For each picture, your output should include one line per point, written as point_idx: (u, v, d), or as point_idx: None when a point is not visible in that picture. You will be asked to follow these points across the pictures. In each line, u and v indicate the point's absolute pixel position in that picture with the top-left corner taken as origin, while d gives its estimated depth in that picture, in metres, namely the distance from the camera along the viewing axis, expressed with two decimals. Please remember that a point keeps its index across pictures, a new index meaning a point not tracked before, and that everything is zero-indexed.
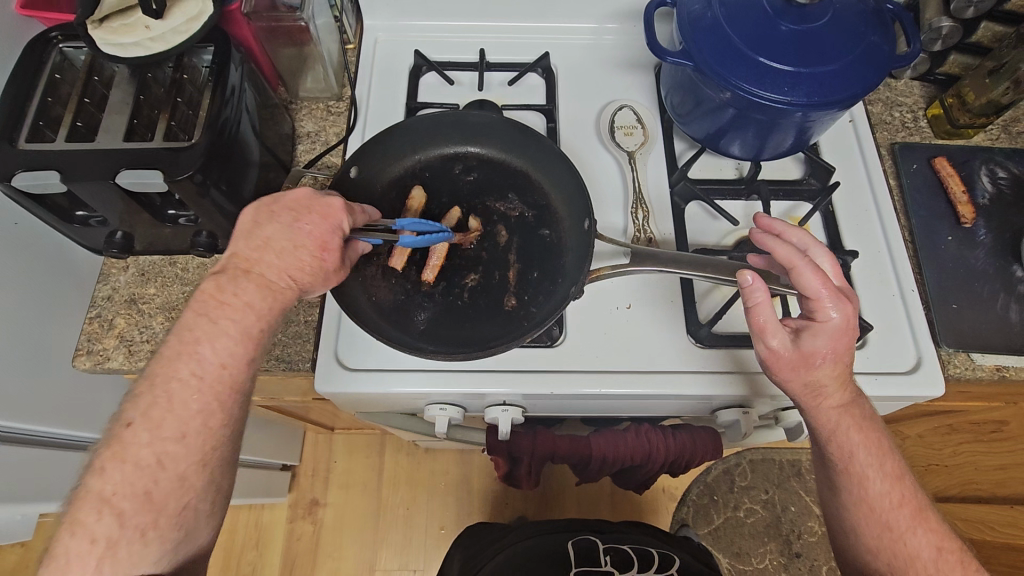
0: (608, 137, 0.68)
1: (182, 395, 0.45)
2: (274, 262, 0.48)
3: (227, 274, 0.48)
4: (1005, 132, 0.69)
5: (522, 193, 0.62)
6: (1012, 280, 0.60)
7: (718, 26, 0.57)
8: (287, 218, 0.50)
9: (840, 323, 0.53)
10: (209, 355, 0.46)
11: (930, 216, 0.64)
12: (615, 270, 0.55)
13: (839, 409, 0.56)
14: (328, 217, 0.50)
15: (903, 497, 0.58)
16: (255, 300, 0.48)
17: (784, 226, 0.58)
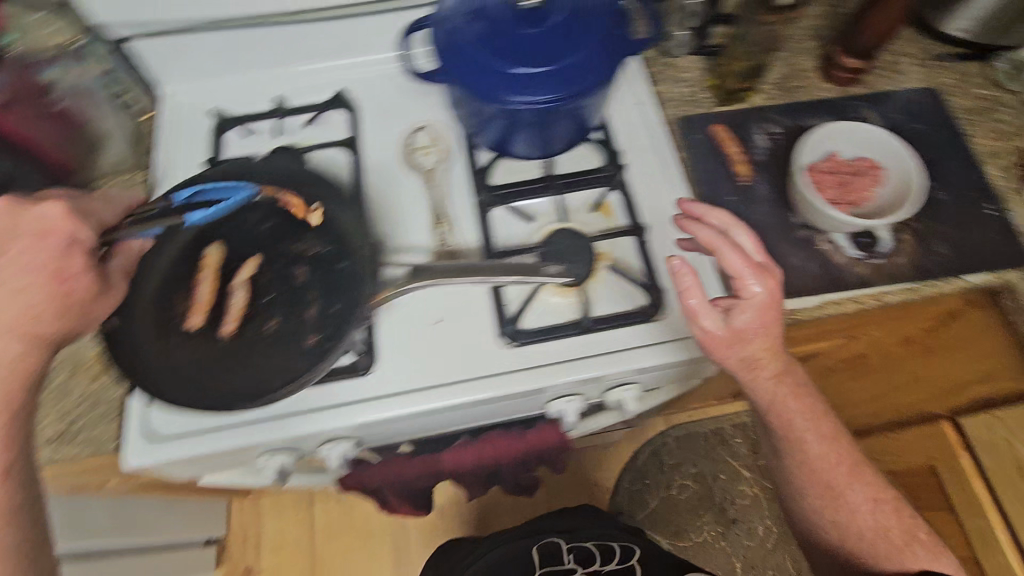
0: (408, 159, 0.70)
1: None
2: (4, 321, 0.46)
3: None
4: (780, 90, 0.74)
5: (319, 230, 0.63)
6: (791, 227, 0.63)
7: (468, 42, 0.60)
8: (6, 253, 0.48)
9: (764, 296, 0.54)
10: None
11: (715, 180, 0.67)
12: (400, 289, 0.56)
13: (774, 379, 0.58)
14: (51, 233, 0.49)
15: (843, 455, 0.62)
16: (19, 364, 0.46)
17: (704, 209, 0.61)
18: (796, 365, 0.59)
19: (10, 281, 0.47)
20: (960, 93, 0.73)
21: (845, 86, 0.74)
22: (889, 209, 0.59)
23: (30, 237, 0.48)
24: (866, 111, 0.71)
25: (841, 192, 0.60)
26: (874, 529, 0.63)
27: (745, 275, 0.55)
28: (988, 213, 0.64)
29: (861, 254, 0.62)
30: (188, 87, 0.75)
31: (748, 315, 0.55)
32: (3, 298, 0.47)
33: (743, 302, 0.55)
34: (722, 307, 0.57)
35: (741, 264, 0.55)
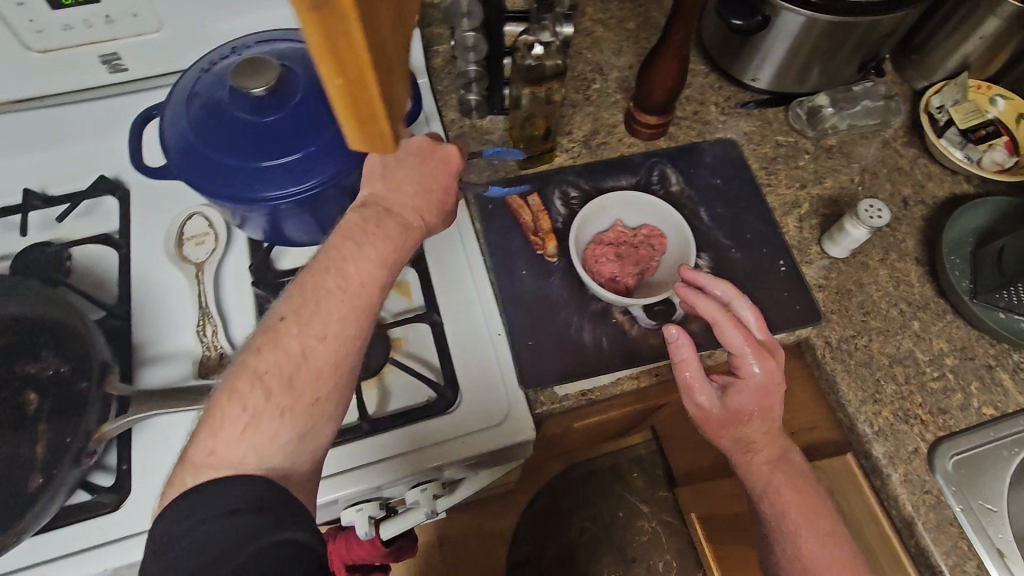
0: (176, 251, 0.63)
1: (326, 298, 0.43)
2: (407, 201, 0.49)
3: (370, 209, 0.47)
4: (586, 147, 0.72)
5: (58, 345, 0.55)
6: (585, 299, 0.61)
7: (207, 135, 0.53)
8: (415, 161, 0.50)
9: (763, 378, 0.53)
10: None
11: (509, 252, 0.64)
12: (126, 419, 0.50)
13: (768, 466, 0.55)
14: (446, 160, 0.51)
15: (835, 554, 0.52)
16: (393, 232, 0.47)
17: (706, 276, 0.57)
18: (791, 452, 0.57)
19: (414, 180, 0.50)
20: (760, 138, 0.75)
21: (650, 140, 0.73)
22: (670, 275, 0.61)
23: (410, 158, 0.50)
24: (665, 168, 0.70)
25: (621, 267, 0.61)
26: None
27: (746, 355, 0.53)
28: (781, 270, 0.64)
29: (654, 324, 0.60)
30: None
31: (746, 397, 0.54)
32: (400, 185, 0.49)
33: (742, 380, 0.55)
34: (719, 383, 0.56)
35: (744, 342, 0.54)
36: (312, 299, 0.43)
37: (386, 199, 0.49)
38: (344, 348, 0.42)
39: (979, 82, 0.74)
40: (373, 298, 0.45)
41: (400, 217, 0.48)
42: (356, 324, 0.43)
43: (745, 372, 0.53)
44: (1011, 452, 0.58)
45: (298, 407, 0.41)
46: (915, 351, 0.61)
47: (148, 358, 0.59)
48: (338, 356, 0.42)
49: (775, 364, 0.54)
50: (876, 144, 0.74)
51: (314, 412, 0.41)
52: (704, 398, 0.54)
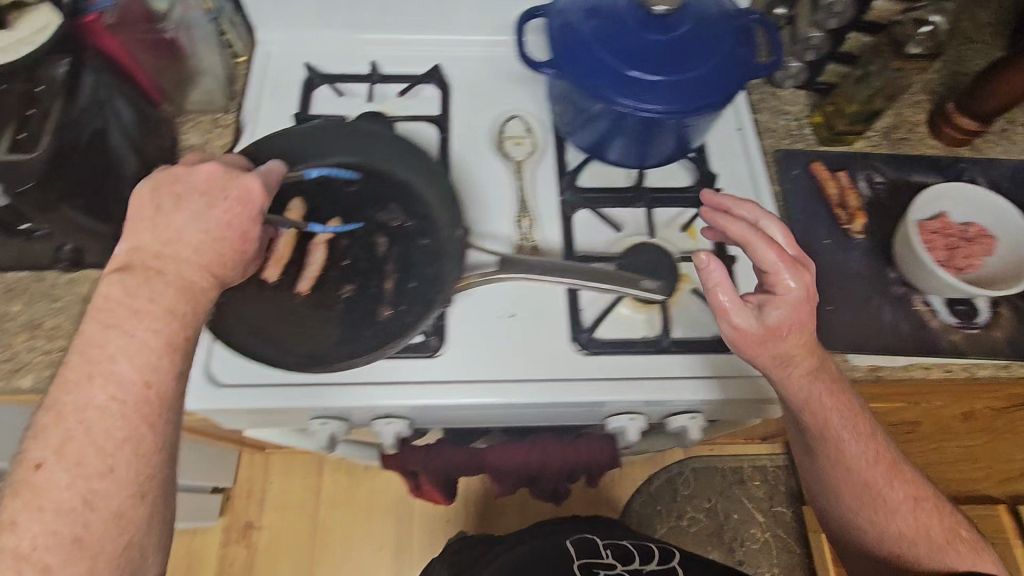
0: (498, 147, 0.69)
1: (91, 425, 0.40)
2: (188, 257, 0.46)
3: (135, 275, 0.45)
4: (885, 139, 0.71)
5: (404, 203, 0.62)
6: (886, 282, 0.61)
7: (590, 39, 0.58)
8: (198, 204, 0.48)
9: (797, 294, 0.51)
10: (85, 397, 0.41)
11: (811, 220, 0.65)
12: (483, 278, 0.55)
13: (808, 377, 0.54)
14: (246, 200, 0.49)
15: (879, 455, 0.57)
16: (174, 303, 0.45)
17: (732, 199, 0.57)
18: (825, 359, 0.55)
19: (195, 229, 0.47)
20: None
21: (952, 145, 0.71)
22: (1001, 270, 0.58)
23: (195, 198, 0.48)
24: (971, 174, 0.69)
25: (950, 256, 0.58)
26: (913, 528, 0.58)
27: (778, 270, 0.51)
28: None
29: (956, 321, 0.60)
30: (284, 37, 0.74)
31: (781, 311, 0.51)
32: (180, 243, 0.46)
33: (774, 297, 0.52)
34: (753, 303, 0.53)
35: (777, 259, 0.52)
36: (69, 429, 0.40)
37: (153, 254, 0.46)
38: (135, 470, 0.41)
39: None
40: (164, 392, 0.43)
41: (178, 278, 0.45)
42: (142, 435, 0.41)
43: (779, 287, 0.51)
44: None
45: (99, 562, 0.39)
46: None
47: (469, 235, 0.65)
48: (136, 474, 0.41)
49: (809, 279, 0.53)
50: None
51: (114, 555, 0.40)
52: (741, 320, 0.51)
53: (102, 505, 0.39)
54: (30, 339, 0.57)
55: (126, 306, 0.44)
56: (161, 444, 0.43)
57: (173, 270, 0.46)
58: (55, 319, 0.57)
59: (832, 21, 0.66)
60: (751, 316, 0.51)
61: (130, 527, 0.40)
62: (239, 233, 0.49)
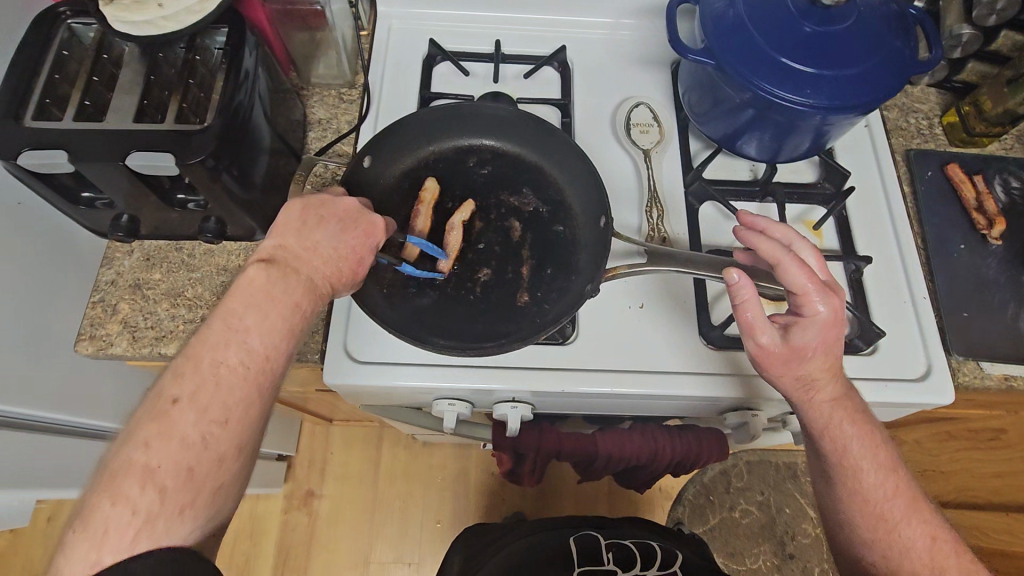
0: (625, 134, 0.68)
1: (222, 380, 0.42)
2: (319, 270, 0.48)
3: (276, 268, 0.46)
4: (1020, 142, 0.69)
5: (537, 188, 0.61)
6: (1023, 290, 0.60)
7: (739, 26, 0.57)
8: (334, 228, 0.49)
9: (828, 317, 0.52)
10: (259, 342, 0.44)
11: (945, 222, 0.64)
12: (632, 270, 0.54)
13: (831, 406, 0.54)
14: (370, 234, 0.51)
15: (898, 488, 0.56)
16: (303, 301, 0.46)
17: (766, 221, 0.56)
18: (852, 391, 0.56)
19: (330, 246, 0.48)
20: None
21: None
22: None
23: (331, 222, 0.49)
24: None
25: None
26: (930, 569, 0.54)
27: (809, 294, 0.52)
28: None
29: None
30: (405, 14, 0.73)
31: (812, 335, 0.52)
32: (316, 254, 0.48)
33: (804, 320, 0.53)
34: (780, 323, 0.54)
35: (808, 282, 0.52)
36: (203, 378, 0.42)
37: (294, 256, 0.48)
38: (248, 427, 0.42)
39: None
40: (278, 369, 0.45)
41: (308, 280, 0.47)
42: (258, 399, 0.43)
43: (810, 310, 0.52)
44: None
45: (197, 503, 0.39)
46: None
47: None
48: (249, 429, 0.42)
49: (838, 303, 0.52)
50: None
51: (211, 504, 0.40)
52: (767, 338, 0.52)
53: (215, 450, 0.40)
54: (170, 307, 0.57)
55: (264, 293, 0.45)
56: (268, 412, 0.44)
57: (306, 274, 0.47)
58: (195, 288, 0.58)
59: (992, 19, 0.63)
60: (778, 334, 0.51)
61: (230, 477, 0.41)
62: (359, 257, 0.50)
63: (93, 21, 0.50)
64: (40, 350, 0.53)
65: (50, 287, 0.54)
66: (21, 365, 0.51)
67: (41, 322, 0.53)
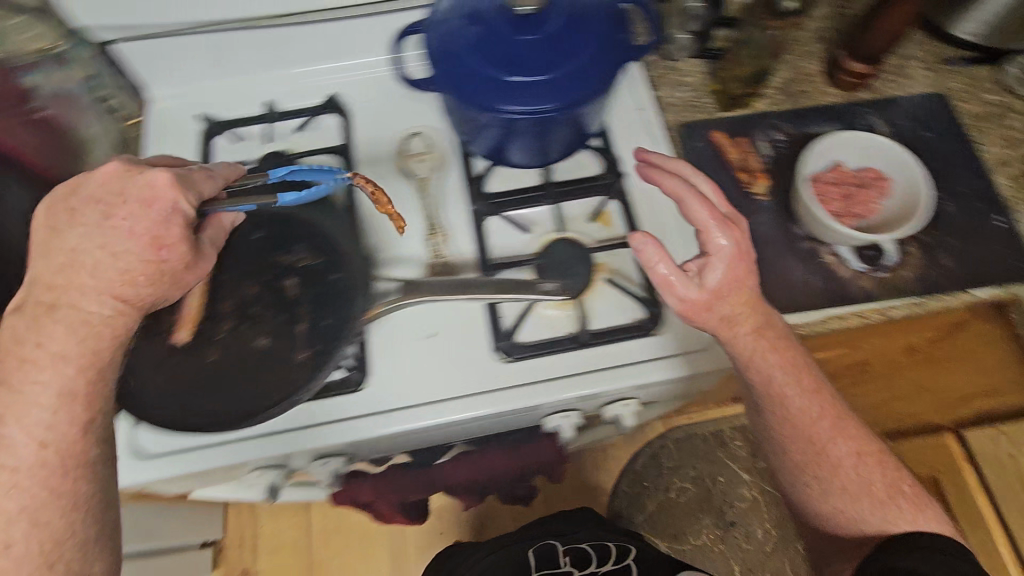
0: (403, 166, 0.68)
1: (7, 494, 0.37)
2: (89, 284, 0.43)
3: (25, 316, 0.42)
4: (785, 94, 0.72)
5: (308, 241, 0.61)
6: (794, 239, 0.62)
7: (456, 52, 0.58)
8: (96, 216, 0.45)
9: (732, 247, 0.52)
10: (18, 435, 0.38)
11: (714, 192, 0.65)
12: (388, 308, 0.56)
13: (751, 336, 0.53)
14: (153, 200, 0.46)
15: (823, 410, 0.55)
16: (68, 347, 0.41)
17: (666, 159, 0.59)
18: (776, 317, 0.56)
19: (76, 245, 0.44)
20: (967, 95, 0.72)
21: (850, 91, 0.72)
22: (902, 207, 0.58)
23: (86, 213, 0.45)
24: (871, 117, 0.69)
25: (846, 205, 0.59)
26: (857, 484, 0.55)
27: (710, 229, 0.52)
28: (997, 224, 0.63)
29: (865, 266, 0.60)
30: (175, 91, 0.73)
31: (721, 273, 0.52)
32: (78, 266, 0.43)
33: (711, 258, 0.52)
34: (691, 269, 0.53)
35: (708, 215, 0.53)
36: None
37: (52, 286, 0.43)
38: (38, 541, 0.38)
39: None
40: (80, 450, 0.40)
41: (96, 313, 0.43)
42: (50, 500, 0.38)
43: (712, 245, 0.52)
44: None
45: None
46: None
47: (381, 260, 0.64)
48: (33, 549, 0.37)
49: (741, 236, 0.53)
50: None
51: None
52: (685, 291, 0.52)
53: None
54: None
55: (16, 356, 0.40)
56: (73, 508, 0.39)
57: (68, 302, 0.43)
58: None
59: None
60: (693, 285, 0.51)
61: None
62: (151, 236, 0.45)
63: None
64: None
65: None
66: None
67: None
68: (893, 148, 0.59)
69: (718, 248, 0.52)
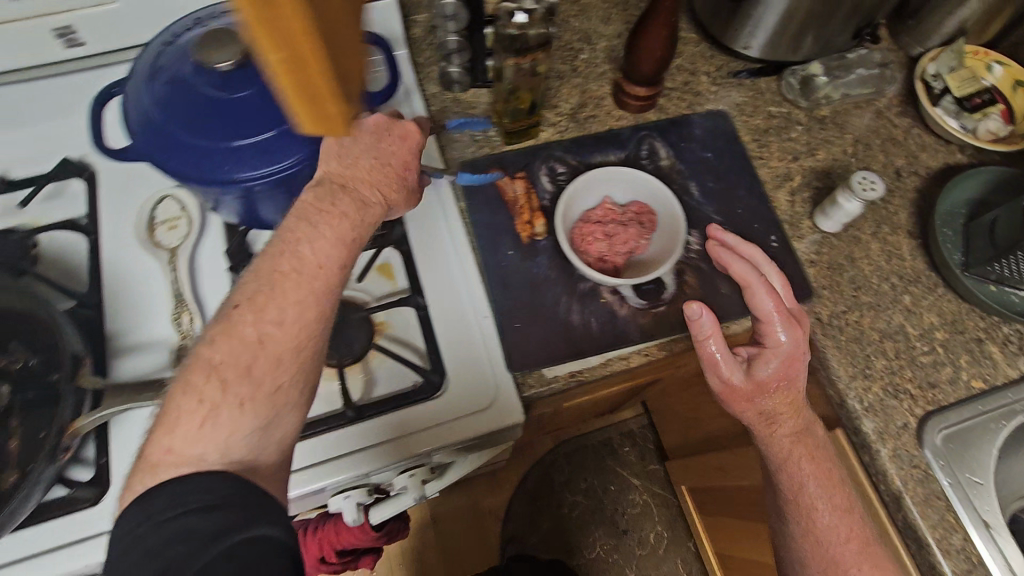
0: (148, 237, 0.61)
1: (283, 283, 0.43)
2: (362, 177, 0.50)
3: (325, 186, 0.48)
4: (574, 120, 0.70)
5: (27, 338, 0.53)
6: (574, 278, 0.59)
7: (158, 108, 0.50)
8: (394, 138, 0.52)
9: (789, 348, 0.53)
10: (308, 252, 0.45)
11: (491, 233, 0.62)
12: (96, 416, 0.49)
13: (792, 438, 0.53)
14: (407, 137, 0.53)
15: (852, 529, 0.53)
16: (350, 210, 0.48)
17: (736, 238, 0.58)
18: (813, 426, 0.55)
19: (369, 156, 0.50)
20: (751, 109, 0.72)
21: (640, 112, 0.70)
22: (664, 243, 0.59)
23: (365, 136, 0.51)
24: (654, 141, 0.67)
25: (612, 244, 0.59)
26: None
27: (773, 321, 0.53)
28: (772, 245, 0.63)
29: (644, 304, 0.58)
30: None
31: (773, 367, 0.53)
32: None
33: (766, 351, 0.54)
34: (743, 357, 0.55)
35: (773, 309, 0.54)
36: (263, 277, 0.44)
37: (341, 176, 0.50)
38: (300, 326, 0.43)
39: (976, 48, 0.72)
40: (328, 288, 0.45)
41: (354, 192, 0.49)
42: (312, 306, 0.44)
43: (772, 340, 0.53)
44: (999, 424, 0.57)
45: (259, 397, 0.41)
46: (906, 326, 0.61)
47: (121, 349, 0.57)
48: (279, 351, 0.42)
49: (801, 333, 0.54)
50: (867, 113, 0.72)
51: (273, 405, 0.41)
52: (733, 374, 0.53)
53: (272, 348, 0.42)
54: None
55: (315, 208, 0.47)
56: (316, 340, 0.44)
57: (356, 184, 0.50)
58: None
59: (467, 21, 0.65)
60: (741, 372, 0.52)
61: (286, 400, 0.42)
62: (404, 162, 0.52)
63: None
64: None
65: None
66: None
67: None
68: (655, 185, 0.59)
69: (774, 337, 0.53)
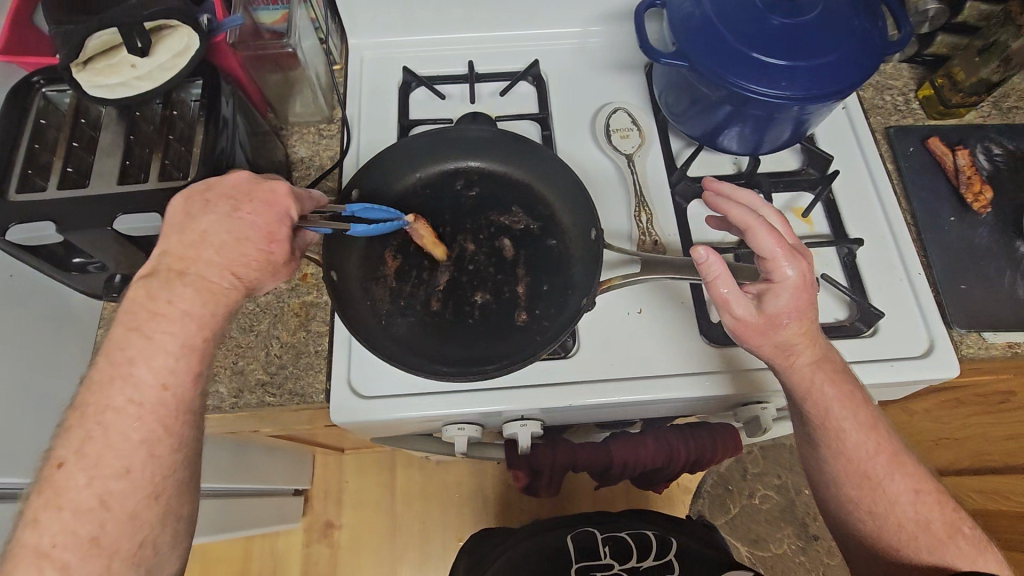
0: (606, 141, 0.68)
1: (110, 428, 0.38)
2: (214, 260, 0.43)
3: (158, 278, 0.42)
4: (996, 109, 0.70)
5: (526, 205, 0.61)
6: (1016, 255, 0.61)
7: (707, 23, 0.58)
8: (223, 209, 0.44)
9: (798, 280, 0.51)
10: (146, 375, 0.39)
11: (930, 198, 0.64)
12: (627, 278, 0.54)
13: (811, 368, 0.54)
14: (272, 204, 0.45)
15: (880, 445, 0.55)
16: (199, 308, 0.41)
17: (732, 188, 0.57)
18: (832, 352, 0.55)
19: (221, 231, 0.43)
20: None
21: None
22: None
23: (219, 203, 0.44)
24: None
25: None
26: (915, 521, 0.54)
27: (778, 258, 0.52)
28: None
29: None
30: (378, 44, 0.73)
31: (784, 301, 0.52)
32: (207, 246, 0.43)
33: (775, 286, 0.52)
34: (753, 293, 0.53)
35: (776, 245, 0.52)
36: (88, 430, 0.38)
37: (183, 258, 0.43)
38: (155, 472, 0.39)
39: None
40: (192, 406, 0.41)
41: (205, 280, 0.42)
42: (159, 437, 0.39)
43: (779, 275, 0.51)
44: None
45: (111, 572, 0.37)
46: None
47: None
48: (154, 476, 0.39)
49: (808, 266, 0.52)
50: None
51: (136, 563, 0.38)
52: (741, 310, 0.52)
53: (117, 509, 0.37)
54: None
55: (150, 311, 0.40)
56: (181, 447, 0.40)
57: (197, 272, 0.42)
58: None
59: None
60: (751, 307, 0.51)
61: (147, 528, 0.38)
62: (268, 231, 0.45)
63: (68, 87, 0.50)
64: (48, 422, 0.53)
65: (46, 356, 0.53)
66: (31, 438, 0.51)
67: (42, 391, 0.52)
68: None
69: (784, 278, 0.51)
